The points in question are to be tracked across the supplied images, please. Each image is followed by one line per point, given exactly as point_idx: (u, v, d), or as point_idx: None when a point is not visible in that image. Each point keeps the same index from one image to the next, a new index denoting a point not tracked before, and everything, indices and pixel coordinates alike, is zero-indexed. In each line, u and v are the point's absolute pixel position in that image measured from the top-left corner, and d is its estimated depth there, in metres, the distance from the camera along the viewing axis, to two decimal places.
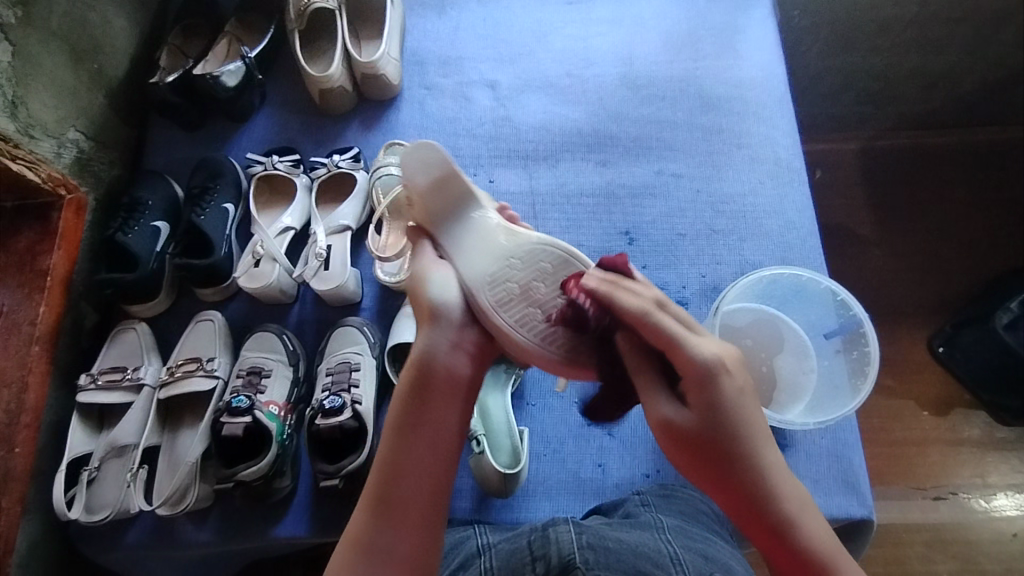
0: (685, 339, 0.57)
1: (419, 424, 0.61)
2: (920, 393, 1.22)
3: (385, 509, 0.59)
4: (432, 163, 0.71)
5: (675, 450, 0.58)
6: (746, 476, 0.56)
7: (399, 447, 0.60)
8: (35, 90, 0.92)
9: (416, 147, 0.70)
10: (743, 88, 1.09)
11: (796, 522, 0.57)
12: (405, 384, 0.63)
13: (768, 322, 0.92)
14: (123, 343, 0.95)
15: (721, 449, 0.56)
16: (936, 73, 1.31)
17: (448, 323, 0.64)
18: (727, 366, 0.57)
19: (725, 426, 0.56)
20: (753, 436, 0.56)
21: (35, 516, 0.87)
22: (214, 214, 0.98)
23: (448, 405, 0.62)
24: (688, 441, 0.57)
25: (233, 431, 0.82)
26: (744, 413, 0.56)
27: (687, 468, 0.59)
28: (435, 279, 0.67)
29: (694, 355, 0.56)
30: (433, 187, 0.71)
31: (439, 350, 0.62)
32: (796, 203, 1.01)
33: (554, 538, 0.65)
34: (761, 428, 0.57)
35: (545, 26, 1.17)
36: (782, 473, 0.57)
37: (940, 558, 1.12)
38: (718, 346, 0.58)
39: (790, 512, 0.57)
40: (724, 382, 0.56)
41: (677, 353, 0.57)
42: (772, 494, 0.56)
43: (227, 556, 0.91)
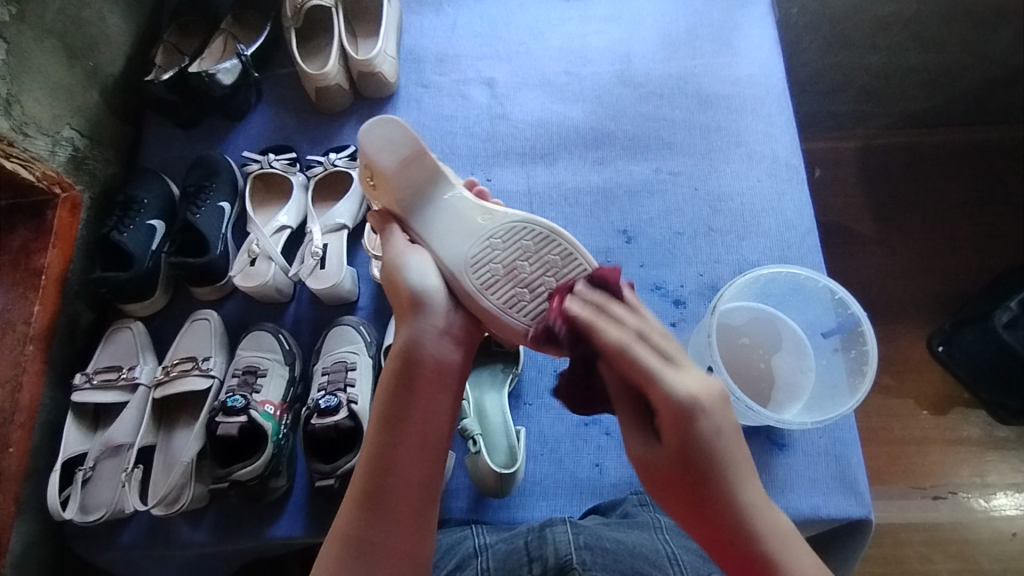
0: (661, 376, 0.57)
1: (402, 415, 0.61)
2: (919, 392, 1.22)
3: (374, 505, 0.59)
4: (398, 142, 0.69)
5: (654, 483, 0.59)
6: (724, 516, 0.56)
7: (384, 439, 0.61)
8: (29, 88, 0.91)
9: (372, 124, 0.69)
10: (741, 85, 1.09)
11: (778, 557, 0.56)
12: (390, 372, 0.63)
13: (767, 320, 0.91)
14: (119, 341, 0.95)
15: (697, 483, 0.56)
16: (935, 71, 1.30)
17: (431, 312, 0.65)
18: (704, 403, 0.56)
19: (701, 460, 0.56)
20: (731, 478, 0.56)
21: (30, 516, 0.86)
22: (209, 212, 0.98)
23: (433, 394, 0.62)
24: (667, 474, 0.58)
25: (228, 431, 0.81)
26: (722, 452, 0.56)
27: (667, 501, 0.60)
28: (410, 268, 0.67)
29: (668, 395, 0.56)
30: (401, 167, 0.70)
31: (424, 338, 0.63)
32: (795, 201, 1.00)
33: (551, 539, 0.65)
34: (742, 469, 0.57)
35: (543, 24, 1.17)
36: (763, 507, 0.57)
37: (940, 557, 1.11)
38: (698, 379, 0.57)
39: (771, 548, 0.56)
40: (701, 419, 0.55)
41: (652, 389, 0.57)
42: (750, 528, 0.56)
43: (224, 556, 0.91)
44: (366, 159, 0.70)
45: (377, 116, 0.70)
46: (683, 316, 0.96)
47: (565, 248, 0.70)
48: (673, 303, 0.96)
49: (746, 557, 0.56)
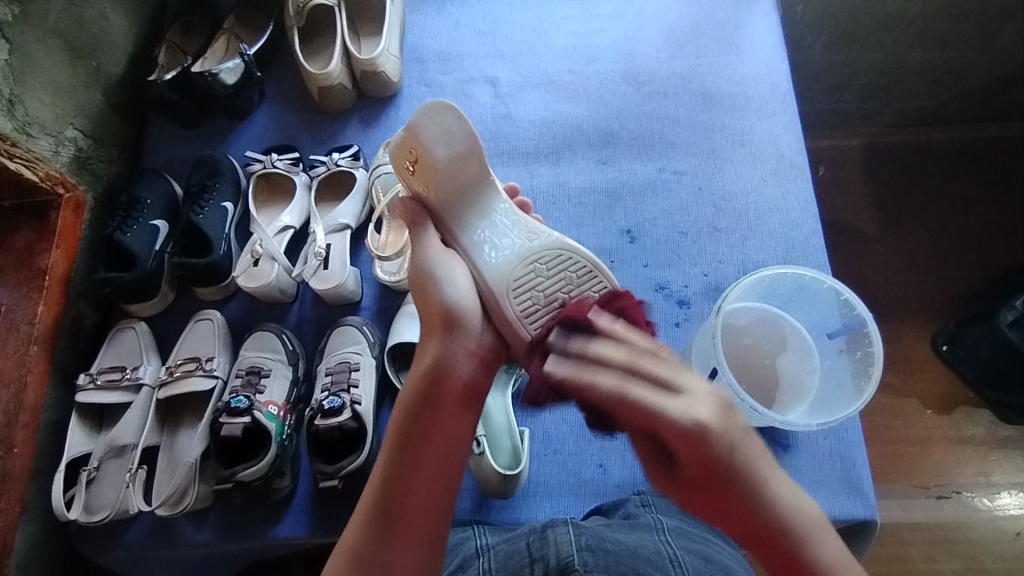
0: (664, 410, 0.56)
1: (421, 437, 0.62)
2: (923, 392, 1.21)
3: (387, 523, 0.60)
4: (455, 133, 0.69)
5: (687, 500, 0.60)
6: (758, 519, 0.58)
7: (399, 459, 0.61)
8: (32, 87, 0.91)
9: (431, 106, 0.69)
10: (745, 84, 1.08)
11: (811, 548, 0.58)
12: (413, 391, 0.63)
13: (771, 321, 0.91)
14: (123, 342, 0.95)
15: (725, 494, 0.57)
16: (941, 69, 1.30)
17: (463, 335, 0.64)
18: (712, 426, 0.55)
19: (727, 476, 0.56)
20: (755, 482, 0.57)
21: (34, 517, 0.87)
22: (212, 212, 0.98)
23: (456, 416, 0.62)
24: (692, 491, 0.59)
25: (233, 431, 0.81)
26: (738, 463, 0.56)
27: (700, 512, 0.61)
28: (444, 277, 0.67)
29: (675, 424, 0.55)
30: (452, 162, 0.69)
31: (455, 358, 0.63)
32: (799, 200, 1.00)
33: (552, 539, 0.65)
34: (763, 469, 0.58)
35: (546, 23, 1.16)
36: (791, 497, 0.58)
37: (943, 556, 1.11)
38: (701, 404, 0.57)
39: (804, 537, 0.58)
40: (711, 441, 0.55)
41: (656, 424, 0.56)
42: (785, 521, 0.58)
43: (228, 557, 0.91)
44: (420, 148, 0.70)
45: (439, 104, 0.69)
46: (687, 316, 0.95)
47: (606, 285, 0.71)
48: (676, 304, 0.96)
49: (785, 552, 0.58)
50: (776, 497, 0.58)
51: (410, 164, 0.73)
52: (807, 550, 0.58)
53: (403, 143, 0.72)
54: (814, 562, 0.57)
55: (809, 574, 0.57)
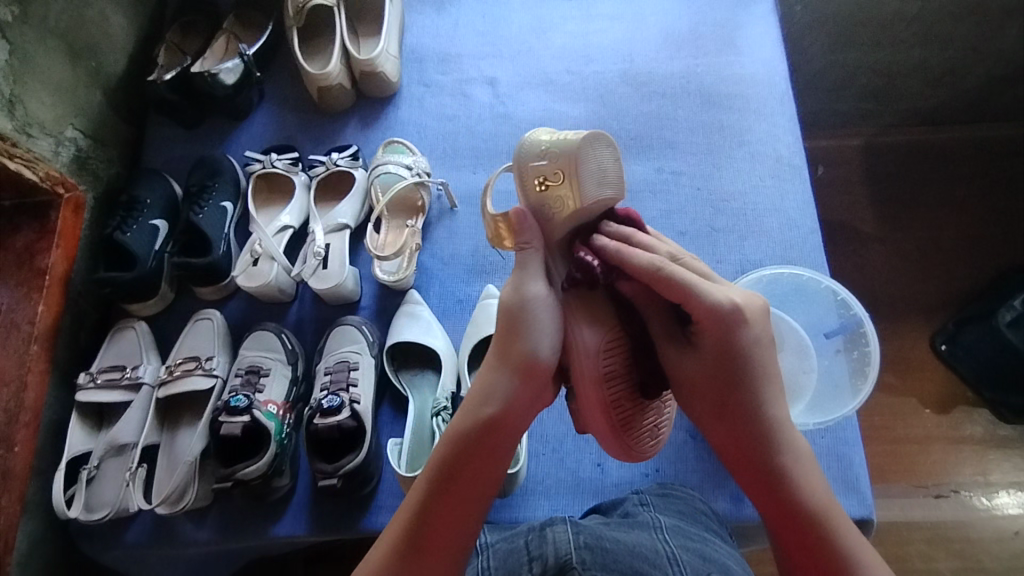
0: (701, 288, 0.63)
1: (460, 475, 0.63)
2: (922, 391, 1.22)
3: (413, 552, 0.60)
4: (609, 176, 0.70)
5: (689, 388, 0.66)
6: (751, 417, 0.63)
7: (434, 494, 0.62)
8: (32, 88, 0.91)
9: (598, 139, 0.70)
10: (743, 85, 1.08)
11: (795, 464, 0.62)
12: (465, 428, 0.64)
13: (770, 320, 0.90)
14: (123, 341, 0.95)
15: (731, 382, 0.63)
16: (939, 69, 1.30)
17: (535, 385, 0.65)
18: (745, 315, 0.62)
19: (737, 369, 0.63)
20: (760, 378, 0.63)
21: (35, 515, 0.87)
22: (212, 212, 0.98)
23: (501, 458, 0.64)
24: (699, 379, 0.65)
25: (231, 430, 0.81)
26: (754, 356, 0.63)
27: (698, 405, 0.66)
28: (541, 325, 0.66)
29: (710, 300, 0.62)
30: (597, 204, 0.70)
31: (513, 406, 0.64)
32: (797, 199, 1.00)
33: (550, 537, 0.65)
34: (770, 375, 0.64)
35: (545, 23, 1.17)
36: (787, 425, 0.64)
37: (941, 555, 1.11)
38: (736, 294, 0.64)
39: (785, 459, 0.63)
40: (740, 325, 0.62)
41: (691, 303, 0.63)
42: (773, 434, 0.63)
43: (228, 555, 0.91)
44: (575, 173, 0.70)
45: (605, 137, 0.71)
46: None
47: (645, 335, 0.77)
48: None
49: (765, 469, 0.62)
50: (772, 416, 0.63)
51: (546, 180, 0.73)
52: (789, 469, 0.62)
53: (550, 157, 0.73)
54: (795, 477, 0.62)
55: (792, 491, 0.61)
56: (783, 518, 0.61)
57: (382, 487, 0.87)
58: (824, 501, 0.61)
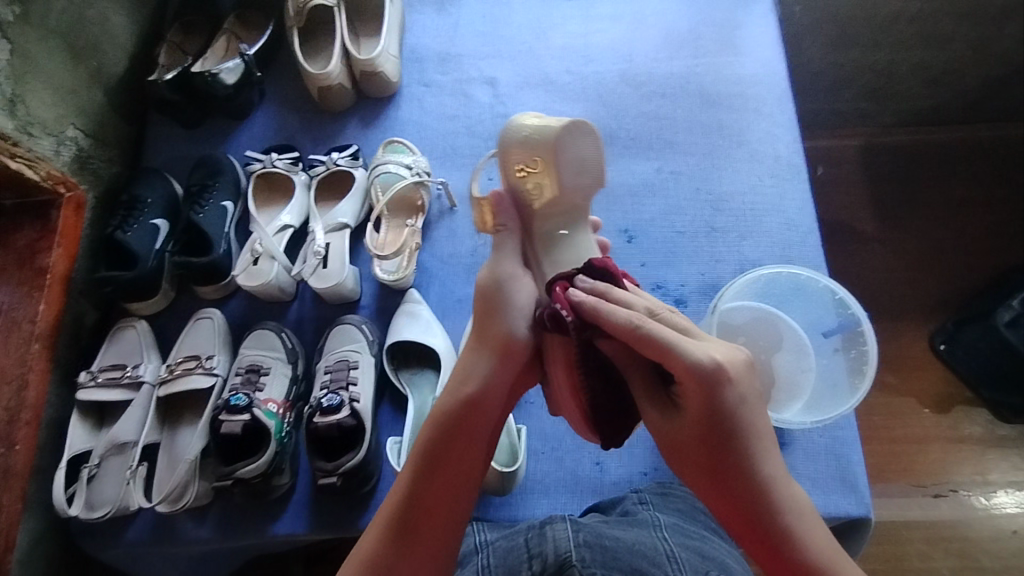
0: (680, 346, 0.58)
1: (446, 458, 0.63)
2: (921, 391, 1.22)
3: (404, 538, 0.60)
4: (586, 164, 0.73)
5: (678, 455, 0.61)
6: (746, 486, 0.58)
7: (423, 481, 0.62)
8: (33, 88, 0.92)
9: (577, 128, 0.71)
10: (743, 85, 1.09)
11: (800, 532, 0.57)
12: (446, 410, 0.65)
13: (767, 319, 0.91)
14: (123, 340, 0.95)
15: (720, 449, 0.58)
16: (939, 69, 1.30)
17: (512, 363, 0.68)
18: (729, 372, 0.57)
19: (725, 433, 0.58)
20: (753, 443, 0.58)
21: (36, 513, 0.87)
22: (212, 212, 0.98)
23: (484, 438, 0.66)
24: (687, 445, 0.60)
25: (232, 429, 0.82)
26: (744, 418, 0.58)
27: (690, 475, 0.61)
28: (514, 308, 0.69)
29: (691, 361, 0.57)
30: (574, 191, 0.74)
31: (493, 382, 0.67)
32: (796, 199, 1.00)
33: (550, 536, 0.66)
34: (764, 437, 0.59)
35: (545, 23, 1.17)
36: (786, 484, 0.58)
37: (940, 555, 1.12)
38: (719, 350, 0.59)
39: (789, 526, 0.57)
40: (725, 384, 0.57)
41: (670, 361, 0.58)
42: (772, 500, 0.57)
43: (228, 553, 0.92)
44: (553, 160, 0.72)
45: (582, 123, 0.72)
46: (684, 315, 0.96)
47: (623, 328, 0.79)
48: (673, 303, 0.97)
49: (767, 535, 0.57)
50: (768, 477, 0.58)
51: (527, 166, 0.74)
52: (794, 538, 0.56)
53: (529, 143, 0.73)
54: (801, 544, 0.56)
55: (795, 562, 0.56)
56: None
57: (382, 485, 0.87)
58: (832, 567, 0.55)
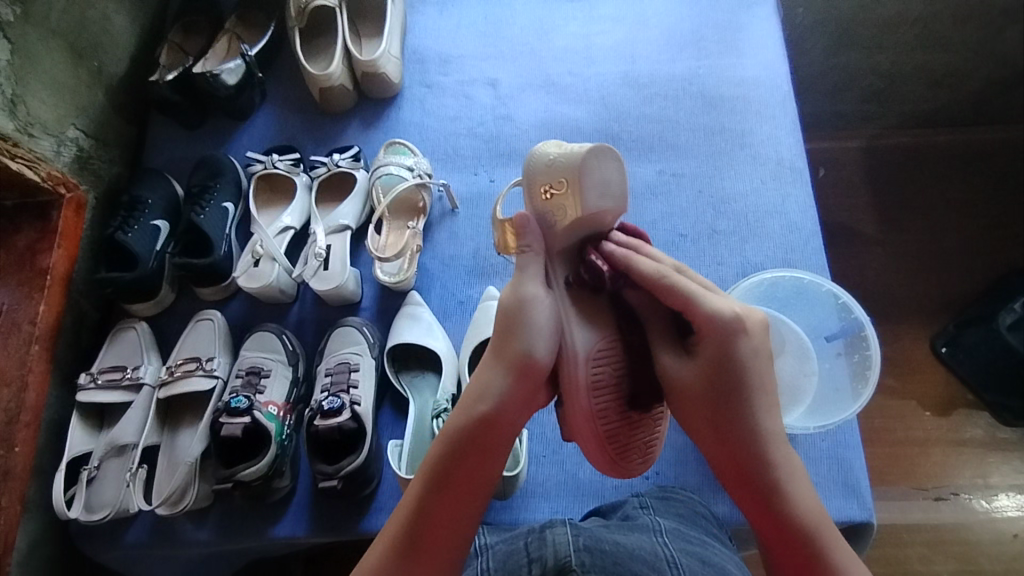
0: (702, 299, 0.63)
1: (454, 478, 0.63)
2: (922, 393, 1.22)
3: (411, 554, 0.61)
4: (611, 188, 0.70)
5: (683, 399, 0.65)
6: (741, 433, 0.62)
7: (432, 498, 0.63)
8: (34, 88, 0.91)
9: (602, 152, 0.69)
10: (746, 87, 1.08)
11: (787, 483, 0.61)
12: (458, 427, 0.64)
13: (769, 322, 0.90)
14: (123, 342, 0.95)
15: (723, 393, 0.62)
16: (941, 71, 1.30)
17: (531, 380, 0.64)
18: (744, 323, 0.62)
19: (730, 378, 0.61)
20: (754, 397, 0.62)
21: (35, 515, 0.87)
22: (213, 213, 0.98)
23: (494, 460, 0.64)
24: (694, 388, 0.63)
25: (232, 431, 0.81)
26: (753, 370, 0.62)
27: (691, 417, 0.65)
28: (539, 326, 0.65)
29: (709, 311, 0.62)
30: (596, 215, 0.70)
31: (502, 407, 0.64)
32: (800, 202, 1.00)
33: (550, 540, 0.65)
34: (766, 395, 0.62)
35: (548, 24, 1.17)
36: (779, 438, 0.62)
37: (941, 558, 1.11)
38: (738, 305, 0.64)
39: (780, 477, 0.61)
40: (738, 334, 0.61)
41: (692, 309, 0.64)
42: (764, 453, 0.61)
43: (228, 555, 0.91)
44: (578, 184, 0.69)
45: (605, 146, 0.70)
46: None
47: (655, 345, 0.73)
48: None
49: (757, 481, 0.61)
50: (765, 429, 0.61)
51: (551, 188, 0.71)
52: (782, 488, 0.61)
53: (555, 166, 0.71)
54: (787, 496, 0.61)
55: (780, 514, 0.60)
56: (771, 528, 0.61)
57: (382, 489, 0.86)
58: (813, 522, 0.60)
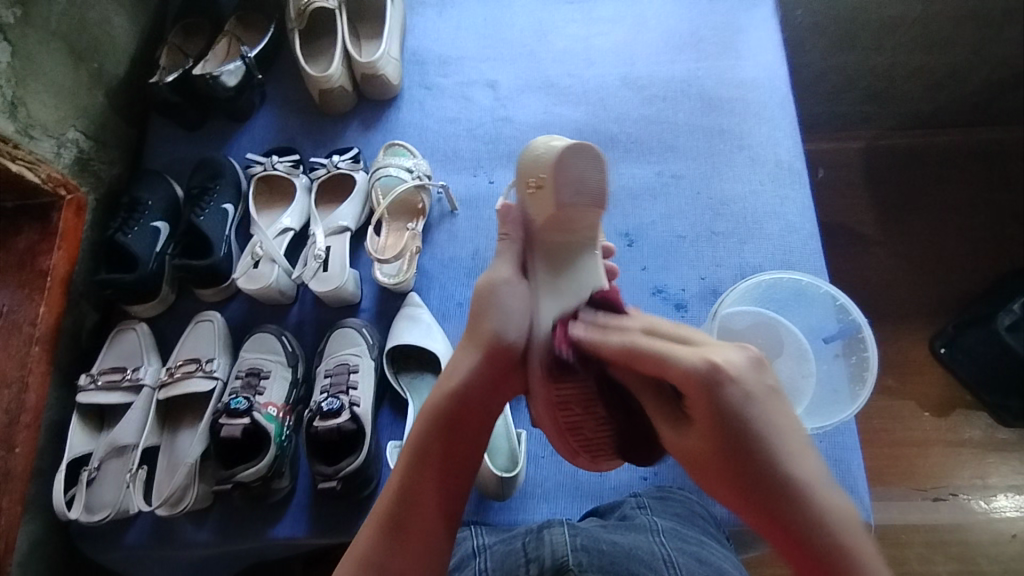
0: (672, 354, 0.58)
1: (435, 454, 0.66)
2: (920, 394, 1.22)
3: (398, 533, 0.63)
4: (589, 184, 0.68)
5: (700, 469, 0.59)
6: (772, 498, 0.54)
7: (415, 474, 0.65)
8: (34, 90, 0.91)
9: (580, 150, 0.68)
10: (744, 89, 1.09)
11: (850, 544, 0.52)
12: (437, 406, 0.68)
13: (766, 325, 0.92)
14: (123, 343, 0.95)
15: (733, 459, 0.56)
16: (940, 72, 1.30)
17: (496, 361, 0.68)
18: (726, 371, 0.56)
19: (734, 440, 0.55)
20: (772, 450, 0.55)
21: (36, 515, 0.87)
22: (213, 214, 0.98)
23: (471, 439, 0.68)
24: (704, 457, 0.58)
25: (232, 432, 0.81)
26: (754, 421, 0.55)
27: (717, 488, 0.59)
28: (506, 308, 0.69)
29: (686, 368, 0.57)
30: (571, 210, 0.69)
31: (475, 385, 0.68)
32: (798, 204, 1.00)
33: (548, 540, 0.65)
34: (783, 443, 0.55)
35: (547, 26, 1.17)
36: (824, 488, 0.54)
37: (939, 558, 1.12)
38: (717, 352, 0.58)
39: (839, 539, 0.53)
40: (724, 385, 0.55)
41: (667, 372, 0.58)
42: (809, 515, 0.53)
43: (228, 556, 0.92)
44: (553, 179, 0.68)
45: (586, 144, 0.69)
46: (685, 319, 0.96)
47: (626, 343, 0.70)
48: (674, 306, 0.96)
49: (814, 553, 0.53)
50: (798, 481, 0.54)
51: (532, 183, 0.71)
52: (848, 553, 0.52)
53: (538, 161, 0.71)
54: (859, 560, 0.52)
55: None
56: None
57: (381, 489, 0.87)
58: None
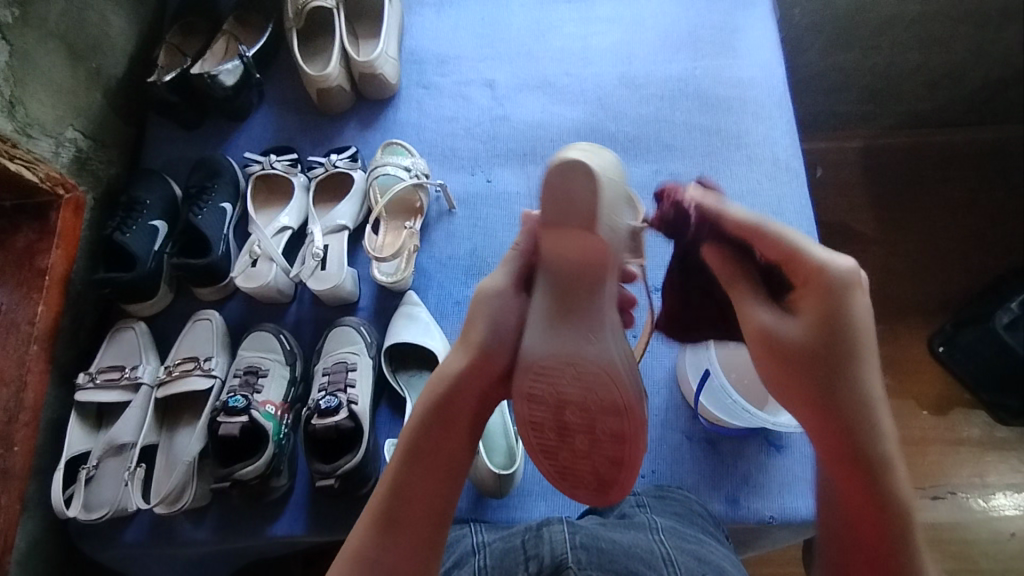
0: (811, 250, 0.62)
1: (427, 450, 0.66)
2: (919, 393, 1.22)
3: (392, 527, 0.64)
4: None
5: (778, 363, 0.62)
6: (849, 398, 0.59)
7: (407, 471, 0.65)
8: (32, 89, 0.92)
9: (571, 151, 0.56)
10: (742, 88, 1.09)
11: (893, 463, 0.60)
12: (428, 404, 0.66)
13: None
14: (122, 341, 0.96)
15: (836, 356, 0.60)
16: (938, 71, 1.30)
17: (478, 371, 0.65)
18: (858, 281, 0.61)
19: (845, 339, 0.59)
20: (863, 365, 0.60)
21: (34, 513, 0.87)
22: (211, 213, 0.98)
23: (463, 433, 0.67)
24: (795, 350, 0.61)
25: (230, 430, 0.82)
26: (864, 334, 0.60)
27: (782, 380, 0.63)
28: (494, 319, 0.66)
29: (817, 263, 0.61)
30: None
31: (463, 385, 0.66)
32: (796, 202, 1.00)
33: (547, 537, 0.65)
34: (872, 363, 0.61)
35: (545, 25, 1.17)
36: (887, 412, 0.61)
37: (938, 556, 1.12)
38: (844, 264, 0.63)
39: (885, 458, 0.60)
40: (852, 292, 0.60)
41: (799, 258, 0.62)
42: (870, 428, 0.59)
43: (226, 554, 0.92)
44: None
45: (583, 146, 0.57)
46: None
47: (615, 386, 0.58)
48: None
49: (861, 455, 0.59)
50: (872, 397, 0.60)
51: None
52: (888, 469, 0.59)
53: None
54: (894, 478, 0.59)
55: (886, 502, 0.59)
56: (868, 504, 0.60)
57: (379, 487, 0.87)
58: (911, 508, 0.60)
